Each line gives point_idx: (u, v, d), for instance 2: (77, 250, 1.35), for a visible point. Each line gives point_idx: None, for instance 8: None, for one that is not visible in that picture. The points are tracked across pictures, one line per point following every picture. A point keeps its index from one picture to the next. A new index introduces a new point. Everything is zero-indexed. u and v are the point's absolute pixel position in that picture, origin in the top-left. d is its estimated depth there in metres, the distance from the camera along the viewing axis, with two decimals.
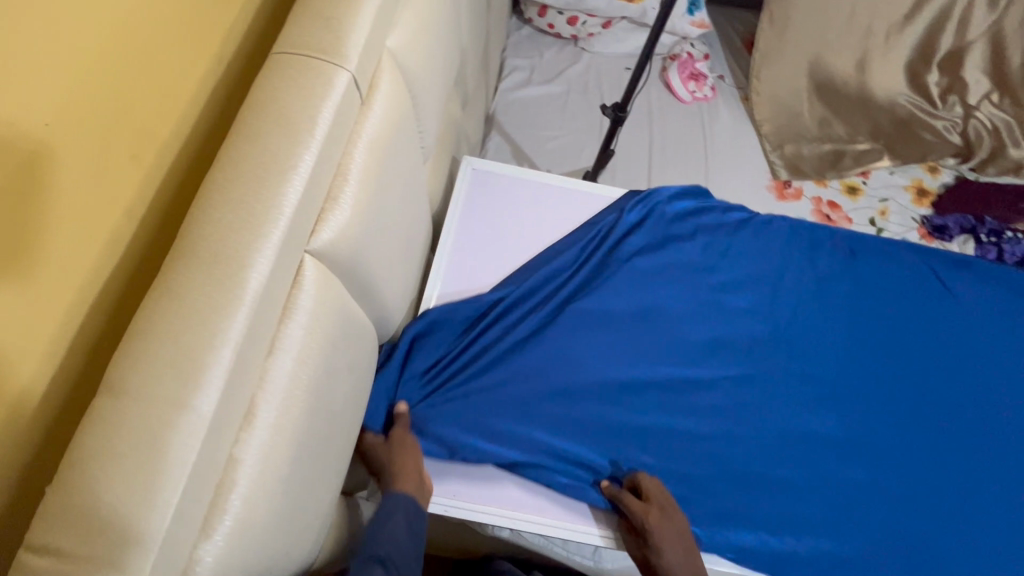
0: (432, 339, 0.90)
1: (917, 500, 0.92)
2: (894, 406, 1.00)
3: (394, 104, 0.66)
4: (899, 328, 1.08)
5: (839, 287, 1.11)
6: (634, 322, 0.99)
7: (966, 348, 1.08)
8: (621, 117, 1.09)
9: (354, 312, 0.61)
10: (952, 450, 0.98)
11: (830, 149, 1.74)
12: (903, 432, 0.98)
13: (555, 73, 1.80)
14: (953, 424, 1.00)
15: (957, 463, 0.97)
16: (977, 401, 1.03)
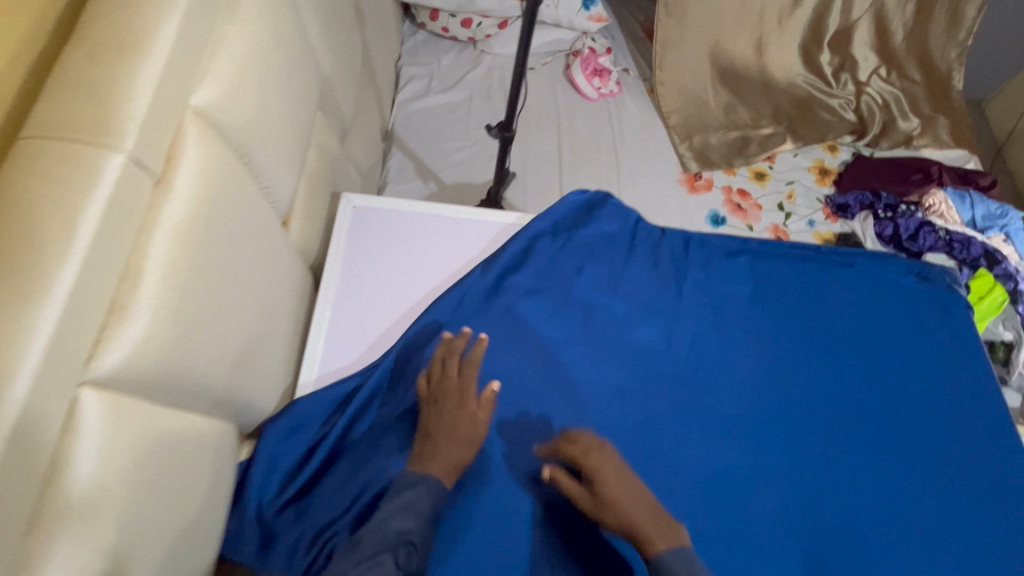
0: (291, 451, 0.77)
1: (863, 516, 0.86)
2: (821, 419, 0.93)
3: (206, 176, 0.57)
4: (814, 331, 1.01)
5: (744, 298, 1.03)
6: (523, 376, 0.88)
7: (884, 335, 1.03)
8: (508, 137, 1.02)
9: (178, 428, 0.54)
10: (891, 450, 0.92)
11: (737, 135, 1.75)
12: (835, 446, 0.91)
13: (455, 79, 1.71)
14: (886, 421, 0.95)
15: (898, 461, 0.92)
16: (905, 390, 0.98)
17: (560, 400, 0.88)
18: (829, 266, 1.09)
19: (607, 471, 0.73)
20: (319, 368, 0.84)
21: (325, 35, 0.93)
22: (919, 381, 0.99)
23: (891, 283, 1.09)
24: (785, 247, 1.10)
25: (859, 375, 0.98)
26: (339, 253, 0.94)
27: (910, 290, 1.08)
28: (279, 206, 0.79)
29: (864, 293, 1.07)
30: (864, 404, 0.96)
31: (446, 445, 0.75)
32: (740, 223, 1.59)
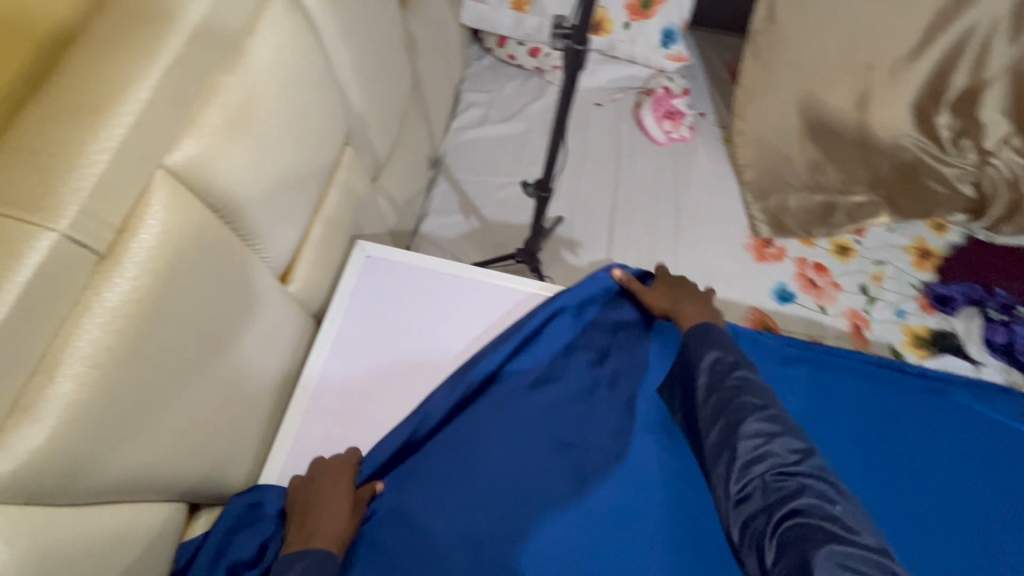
0: (242, 544, 0.69)
1: None
2: None
3: (172, 248, 0.51)
4: (863, 468, 0.87)
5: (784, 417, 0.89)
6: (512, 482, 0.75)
7: (950, 485, 0.87)
8: (545, 197, 0.92)
9: (79, 533, 0.47)
10: None
11: (821, 200, 1.54)
12: None
13: (514, 110, 1.63)
14: None
15: None
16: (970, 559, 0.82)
17: (552, 520, 0.73)
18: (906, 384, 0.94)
19: (670, 288, 0.87)
20: (295, 434, 0.78)
21: (360, 73, 0.87)
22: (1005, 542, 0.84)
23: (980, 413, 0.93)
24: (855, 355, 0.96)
25: (934, 527, 0.84)
26: (342, 305, 0.87)
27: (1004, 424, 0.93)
28: (276, 262, 0.73)
29: (946, 423, 0.92)
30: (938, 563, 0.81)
31: (325, 518, 0.68)
32: (812, 303, 1.39)
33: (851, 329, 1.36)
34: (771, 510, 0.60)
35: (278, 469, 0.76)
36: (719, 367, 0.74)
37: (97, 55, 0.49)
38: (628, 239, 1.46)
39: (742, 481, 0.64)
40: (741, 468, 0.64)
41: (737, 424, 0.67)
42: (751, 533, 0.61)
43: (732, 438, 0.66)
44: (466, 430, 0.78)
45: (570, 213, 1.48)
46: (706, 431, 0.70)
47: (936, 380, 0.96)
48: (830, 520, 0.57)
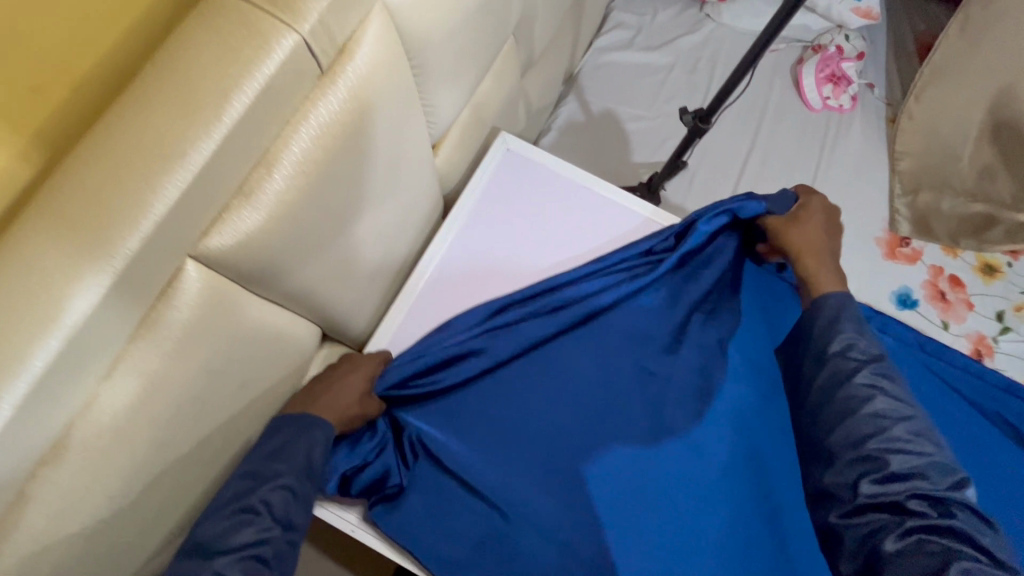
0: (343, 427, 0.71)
1: None
2: None
3: (377, 82, 0.53)
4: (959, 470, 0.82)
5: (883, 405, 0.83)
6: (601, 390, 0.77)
7: None
8: (703, 128, 0.87)
9: (258, 323, 0.53)
10: None
11: (980, 212, 1.35)
12: None
13: (664, 40, 1.52)
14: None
15: None
16: None
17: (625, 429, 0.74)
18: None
19: (812, 231, 0.77)
20: (415, 301, 0.81)
21: None
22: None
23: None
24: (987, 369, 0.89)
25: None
26: (477, 189, 0.88)
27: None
28: (434, 130, 0.74)
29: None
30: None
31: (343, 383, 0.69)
32: (935, 315, 1.28)
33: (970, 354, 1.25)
34: (902, 522, 0.56)
35: (395, 325, 0.80)
36: (850, 357, 0.65)
37: None
38: None
39: (876, 490, 0.58)
40: (877, 479, 0.58)
41: (878, 430, 0.60)
42: (868, 533, 0.57)
43: (853, 445, 0.60)
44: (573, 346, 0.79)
45: (695, 162, 1.40)
46: (828, 423, 0.63)
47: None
48: (970, 550, 0.53)
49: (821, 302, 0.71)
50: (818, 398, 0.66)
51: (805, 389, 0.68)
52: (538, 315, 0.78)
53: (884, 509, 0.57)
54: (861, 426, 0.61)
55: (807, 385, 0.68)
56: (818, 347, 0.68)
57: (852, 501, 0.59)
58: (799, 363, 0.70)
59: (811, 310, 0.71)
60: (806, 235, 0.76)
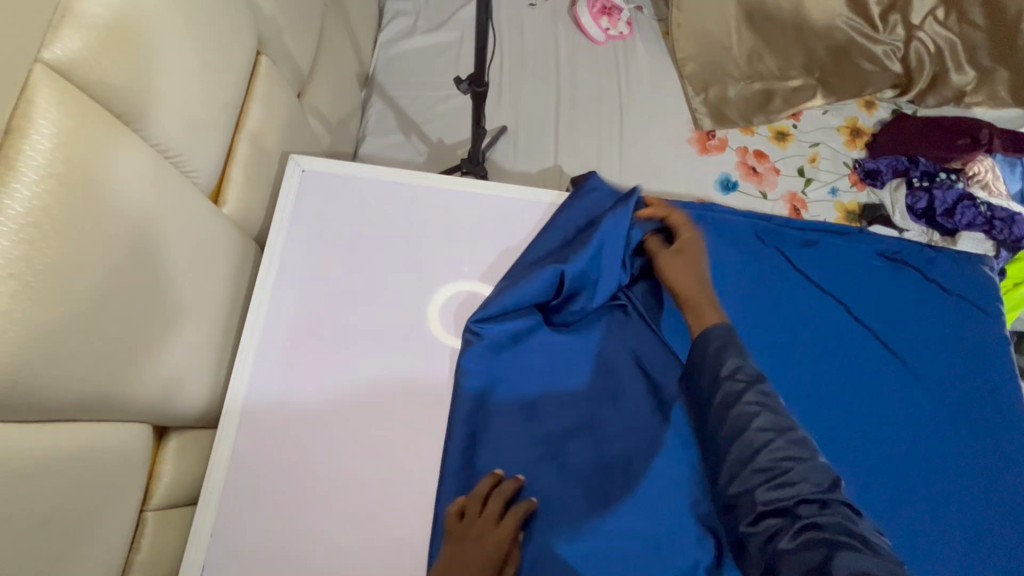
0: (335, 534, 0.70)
1: (950, 426, 0.90)
2: (883, 375, 0.91)
3: (73, 158, 0.49)
4: (820, 299, 0.95)
5: (761, 288, 0.94)
6: (521, 398, 0.80)
7: (860, 273, 0.98)
8: (481, 93, 0.89)
9: (46, 449, 0.48)
10: (920, 353, 0.94)
11: (760, 88, 1.53)
12: (901, 388, 0.91)
13: (445, 16, 1.53)
14: (904, 336, 0.95)
15: (929, 347, 0.95)
16: (892, 305, 0.97)
17: (551, 418, 0.79)
18: (869, 271, 0.99)
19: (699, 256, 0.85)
20: (258, 352, 0.78)
21: None
22: (974, 426, 0.90)
23: (921, 255, 1.02)
24: (805, 227, 1.02)
25: (914, 442, 0.87)
26: (284, 221, 0.85)
27: (951, 267, 1.02)
28: (203, 179, 0.69)
29: (902, 286, 0.98)
30: (922, 477, 0.85)
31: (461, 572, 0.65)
32: (753, 189, 1.44)
33: (789, 211, 1.42)
34: (794, 525, 0.58)
35: (246, 384, 0.76)
36: (737, 380, 0.68)
37: None
38: (574, 146, 1.43)
39: (770, 496, 0.61)
40: (771, 485, 0.61)
41: (765, 445, 0.63)
42: (767, 547, 0.59)
43: (752, 453, 0.64)
44: (533, 349, 0.82)
45: (514, 124, 1.44)
46: (724, 443, 0.66)
47: (893, 239, 1.02)
48: (855, 541, 0.56)
49: (707, 334, 0.73)
50: (716, 420, 0.68)
51: (703, 413, 0.71)
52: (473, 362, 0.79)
53: (766, 500, 0.61)
54: (751, 440, 0.64)
55: (703, 405, 0.70)
56: (711, 372, 0.70)
57: (753, 512, 0.61)
58: (696, 385, 0.72)
59: (699, 338, 0.74)
60: (685, 273, 0.83)
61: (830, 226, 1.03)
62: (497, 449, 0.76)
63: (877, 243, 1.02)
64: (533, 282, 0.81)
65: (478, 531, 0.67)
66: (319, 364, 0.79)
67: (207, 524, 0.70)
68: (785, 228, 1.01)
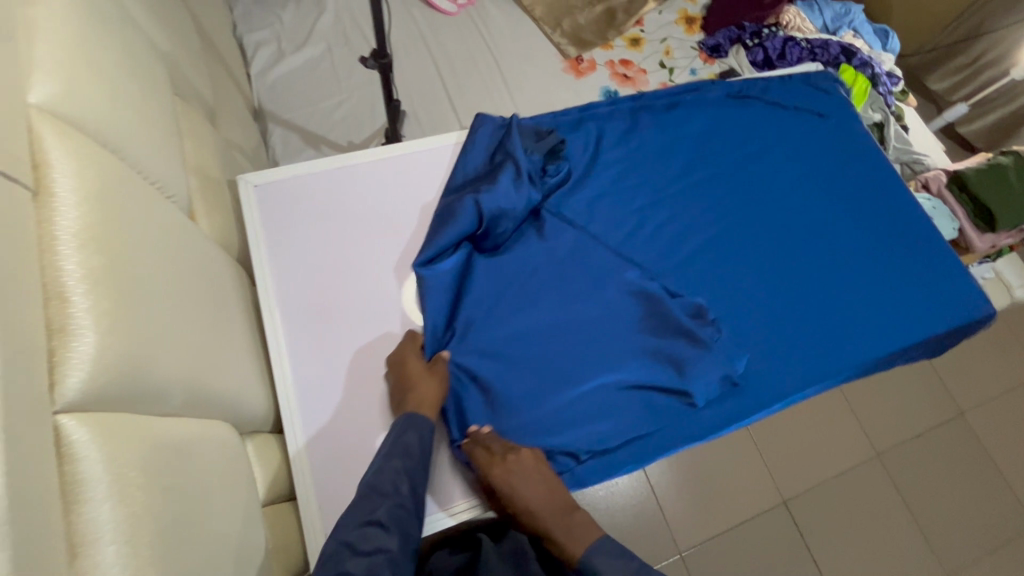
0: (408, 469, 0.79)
1: (828, 210, 1.10)
2: (764, 191, 1.10)
3: (91, 174, 0.51)
4: (697, 151, 1.13)
5: (648, 159, 1.11)
6: (492, 312, 0.89)
7: (722, 120, 1.16)
8: (387, 63, 0.98)
9: (180, 433, 0.51)
10: (788, 164, 1.13)
11: (602, 9, 1.72)
12: (781, 195, 1.10)
13: (304, 33, 1.57)
14: (771, 155, 1.14)
15: (795, 156, 1.15)
16: (753, 134, 1.15)
17: (522, 317, 0.89)
18: (722, 117, 1.17)
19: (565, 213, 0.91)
20: (289, 351, 0.84)
21: (143, 9, 0.82)
22: (841, 203, 1.11)
23: (757, 90, 1.21)
24: (663, 98, 1.18)
25: (799, 231, 1.07)
26: (259, 236, 0.89)
27: (783, 92, 1.22)
28: (179, 203, 0.72)
29: (751, 118, 1.17)
30: (807, 258, 1.04)
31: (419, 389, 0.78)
32: (631, 92, 1.64)
33: None
34: None
35: (293, 381, 0.82)
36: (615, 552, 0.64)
37: None
38: (471, 107, 1.55)
39: None
40: None
41: None
42: None
43: None
44: (478, 274, 0.91)
45: (410, 107, 1.52)
46: None
47: (735, 84, 1.21)
48: None
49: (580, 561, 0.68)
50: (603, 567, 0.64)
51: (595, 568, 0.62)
52: (435, 303, 0.88)
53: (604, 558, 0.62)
54: None
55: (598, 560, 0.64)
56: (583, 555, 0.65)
57: None
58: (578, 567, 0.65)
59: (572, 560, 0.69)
60: (529, 484, 0.75)
61: (685, 87, 1.20)
62: (490, 359, 0.86)
63: (723, 92, 1.20)
64: (459, 213, 0.90)
65: (395, 365, 0.81)
66: (348, 339, 0.85)
67: (313, 501, 0.76)
68: (652, 101, 1.17)
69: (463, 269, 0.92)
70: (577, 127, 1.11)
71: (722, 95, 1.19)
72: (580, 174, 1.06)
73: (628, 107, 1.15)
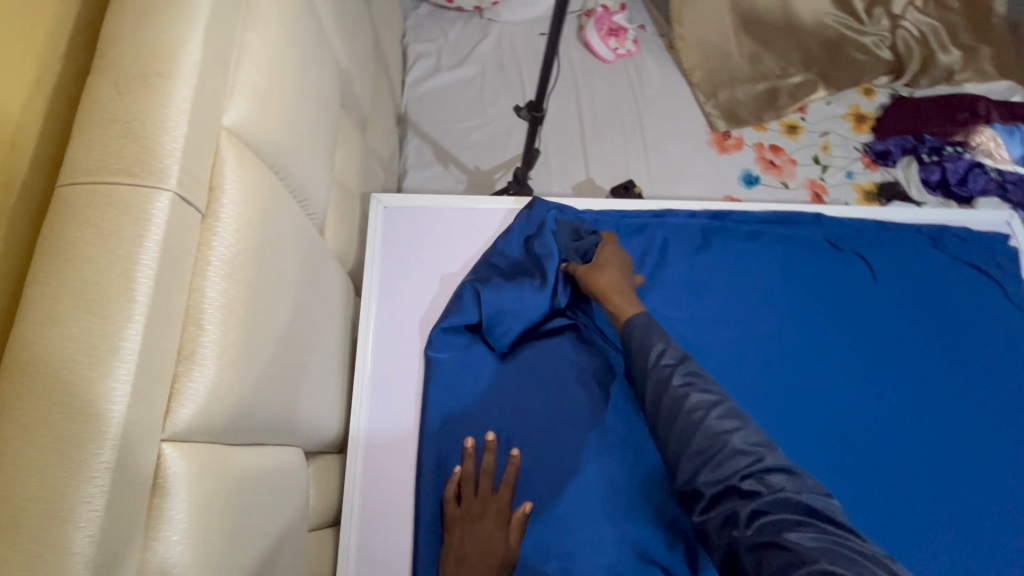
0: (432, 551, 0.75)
1: (953, 391, 0.90)
2: (873, 351, 0.91)
3: (254, 201, 0.54)
4: (798, 284, 0.95)
5: (739, 278, 0.94)
6: (496, 419, 0.82)
7: (839, 256, 0.97)
8: (538, 116, 0.98)
9: (257, 468, 0.52)
10: (914, 323, 0.94)
11: (765, 88, 1.62)
12: (894, 359, 0.91)
13: (464, 53, 1.62)
14: (892, 308, 0.95)
15: (924, 315, 0.95)
16: (874, 279, 0.96)
17: (528, 437, 0.80)
18: (831, 258, 0.97)
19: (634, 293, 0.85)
20: (371, 380, 0.84)
21: (336, 25, 0.87)
22: (971, 387, 0.90)
23: (876, 234, 1.00)
24: (758, 217, 1.00)
25: (911, 412, 0.87)
26: (376, 256, 0.92)
27: (920, 243, 1.00)
28: (316, 218, 0.75)
29: (877, 259, 0.98)
30: (894, 453, 0.84)
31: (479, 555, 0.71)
32: (774, 181, 1.52)
33: (811, 197, 1.50)
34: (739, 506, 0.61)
35: (366, 410, 0.82)
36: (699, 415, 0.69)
37: (141, 17, 0.49)
38: (603, 159, 1.52)
39: (714, 481, 0.64)
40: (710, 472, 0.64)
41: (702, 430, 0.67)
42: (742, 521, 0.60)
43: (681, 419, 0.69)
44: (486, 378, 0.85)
45: (543, 145, 1.52)
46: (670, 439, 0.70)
47: (853, 222, 1.00)
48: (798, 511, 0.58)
49: (630, 326, 0.80)
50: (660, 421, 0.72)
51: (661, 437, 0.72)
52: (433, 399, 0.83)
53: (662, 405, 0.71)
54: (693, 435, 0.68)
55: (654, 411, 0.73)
56: (650, 370, 0.75)
57: (703, 501, 0.64)
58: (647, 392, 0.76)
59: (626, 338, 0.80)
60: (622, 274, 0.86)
61: (775, 214, 1.00)
62: None
63: (837, 229, 0.99)
64: (463, 302, 0.86)
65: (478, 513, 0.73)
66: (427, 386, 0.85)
67: (353, 537, 0.76)
68: (729, 223, 0.98)
69: (463, 370, 0.85)
70: (640, 232, 0.96)
71: (835, 233, 0.99)
72: (653, 277, 0.93)
73: (721, 215, 0.99)
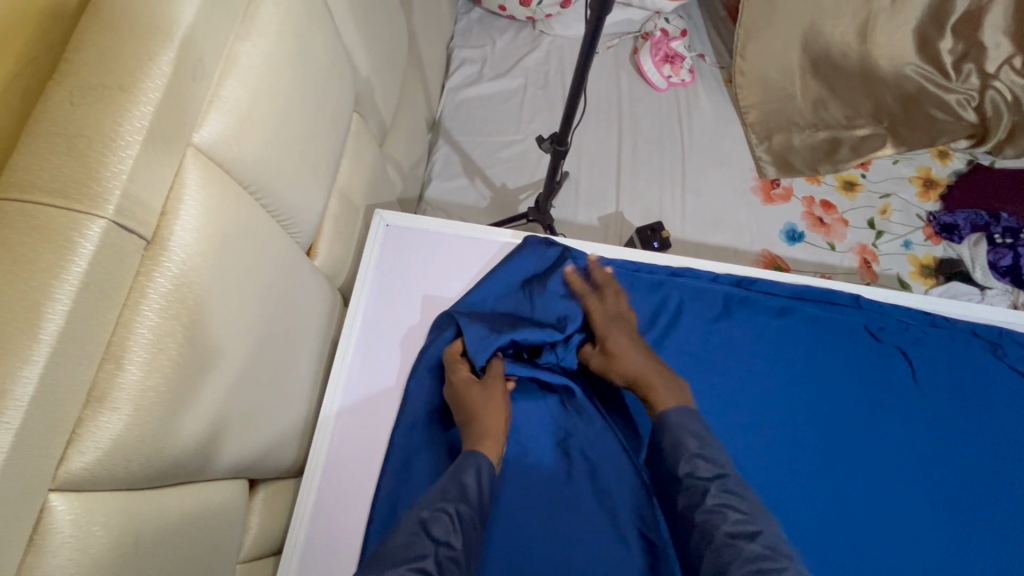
0: None
1: (993, 524, 0.78)
2: (901, 462, 0.81)
3: (215, 229, 0.50)
4: (824, 372, 0.85)
5: (758, 356, 0.86)
6: None
7: (876, 346, 0.87)
8: (561, 150, 0.91)
9: (171, 512, 0.48)
10: (954, 435, 0.83)
11: (825, 137, 1.50)
12: (926, 475, 0.80)
13: (510, 64, 1.57)
14: (931, 415, 0.84)
15: (968, 428, 0.83)
16: (915, 379, 0.85)
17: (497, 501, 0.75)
18: (865, 348, 0.87)
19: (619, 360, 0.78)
20: (339, 408, 0.80)
21: (357, 32, 0.83)
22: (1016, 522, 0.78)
23: (924, 327, 0.88)
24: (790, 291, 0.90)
25: (940, 541, 0.76)
26: (368, 275, 0.88)
27: (976, 347, 0.88)
28: (303, 237, 0.72)
29: (920, 355, 0.87)
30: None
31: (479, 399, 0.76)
32: (820, 240, 1.40)
33: (859, 264, 1.38)
34: None
35: (329, 441, 0.78)
36: (734, 538, 0.60)
37: (109, 20, 0.46)
38: (636, 192, 1.44)
39: None
40: None
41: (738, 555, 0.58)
42: None
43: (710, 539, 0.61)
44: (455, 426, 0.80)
45: (575, 170, 1.45)
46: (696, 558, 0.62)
47: (899, 310, 0.89)
48: None
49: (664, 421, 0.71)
50: (685, 535, 0.64)
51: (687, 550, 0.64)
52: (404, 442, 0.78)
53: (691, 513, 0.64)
54: (722, 552, 0.60)
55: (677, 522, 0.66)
56: (672, 474, 0.68)
57: None
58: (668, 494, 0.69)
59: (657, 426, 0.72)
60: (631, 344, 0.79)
61: (811, 290, 0.90)
62: None
63: (881, 317, 0.89)
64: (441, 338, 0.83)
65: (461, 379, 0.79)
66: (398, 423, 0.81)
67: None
68: (756, 293, 0.90)
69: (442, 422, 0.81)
70: (655, 290, 0.89)
71: (877, 321, 0.89)
72: (662, 341, 0.86)
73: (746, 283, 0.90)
